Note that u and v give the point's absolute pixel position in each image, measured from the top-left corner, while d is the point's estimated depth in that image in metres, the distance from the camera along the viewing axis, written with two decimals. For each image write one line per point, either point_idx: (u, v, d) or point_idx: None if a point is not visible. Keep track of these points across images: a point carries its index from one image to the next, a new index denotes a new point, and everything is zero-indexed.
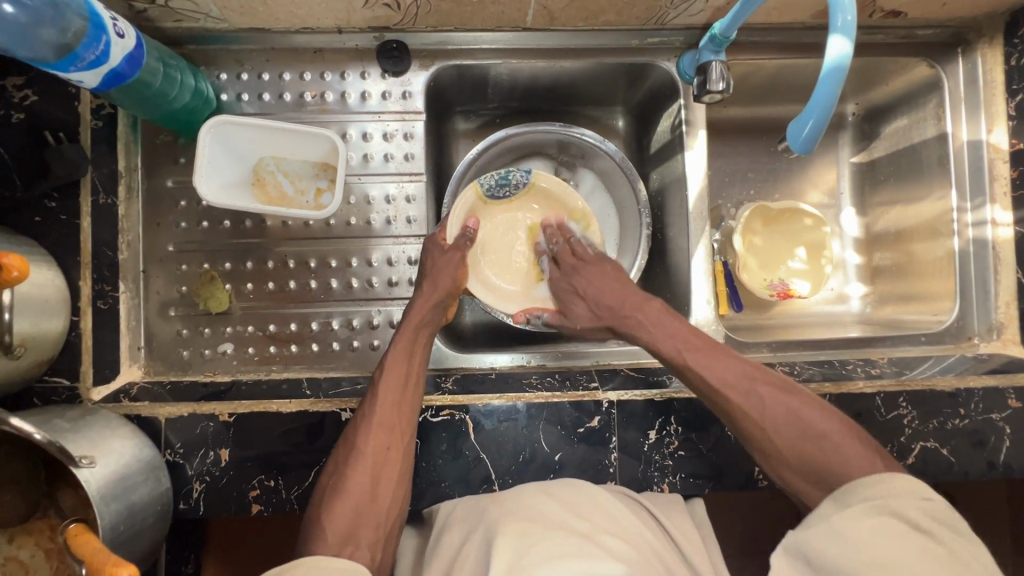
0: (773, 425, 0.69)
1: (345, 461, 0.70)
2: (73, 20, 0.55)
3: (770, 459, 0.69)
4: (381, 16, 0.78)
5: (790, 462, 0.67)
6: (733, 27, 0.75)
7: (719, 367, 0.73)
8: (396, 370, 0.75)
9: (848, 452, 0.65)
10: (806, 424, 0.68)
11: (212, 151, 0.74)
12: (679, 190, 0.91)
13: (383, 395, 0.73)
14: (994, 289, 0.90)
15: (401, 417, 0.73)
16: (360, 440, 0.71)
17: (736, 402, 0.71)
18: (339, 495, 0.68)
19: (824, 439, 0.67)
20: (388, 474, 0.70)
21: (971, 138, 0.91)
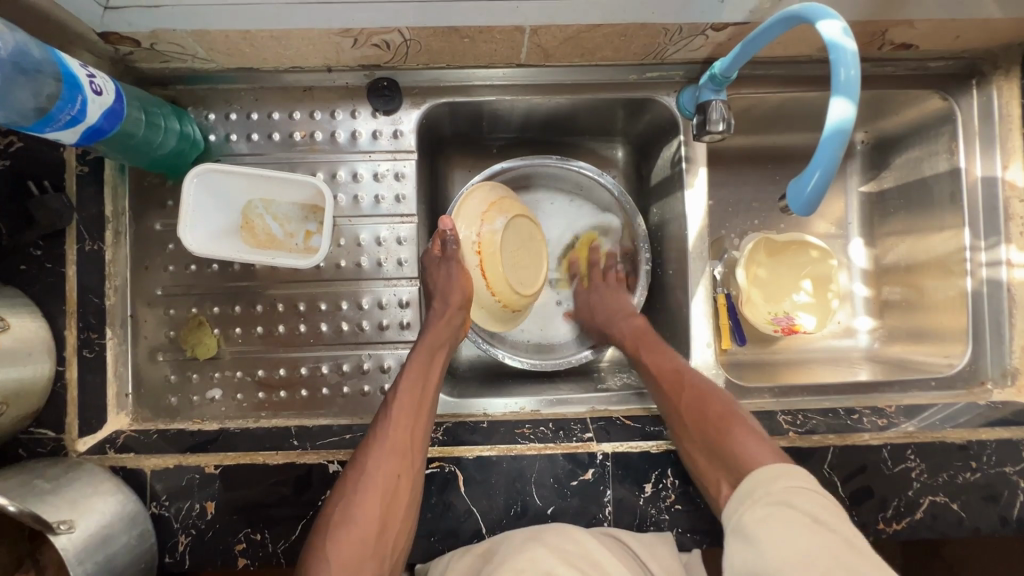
0: (729, 442, 0.66)
1: (354, 485, 0.67)
2: (48, 82, 0.53)
3: (711, 472, 0.67)
4: (370, 56, 0.76)
5: (714, 457, 0.67)
6: (734, 67, 0.72)
7: (692, 386, 0.74)
8: (411, 390, 0.73)
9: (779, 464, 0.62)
10: (729, 421, 0.69)
11: (197, 198, 0.73)
12: (679, 228, 0.88)
13: (397, 418, 0.71)
14: (1008, 332, 0.86)
15: (415, 440, 0.71)
16: (371, 464, 0.68)
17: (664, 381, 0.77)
18: (345, 523, 0.65)
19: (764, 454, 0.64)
20: (399, 502, 0.68)
21: (985, 174, 0.87)
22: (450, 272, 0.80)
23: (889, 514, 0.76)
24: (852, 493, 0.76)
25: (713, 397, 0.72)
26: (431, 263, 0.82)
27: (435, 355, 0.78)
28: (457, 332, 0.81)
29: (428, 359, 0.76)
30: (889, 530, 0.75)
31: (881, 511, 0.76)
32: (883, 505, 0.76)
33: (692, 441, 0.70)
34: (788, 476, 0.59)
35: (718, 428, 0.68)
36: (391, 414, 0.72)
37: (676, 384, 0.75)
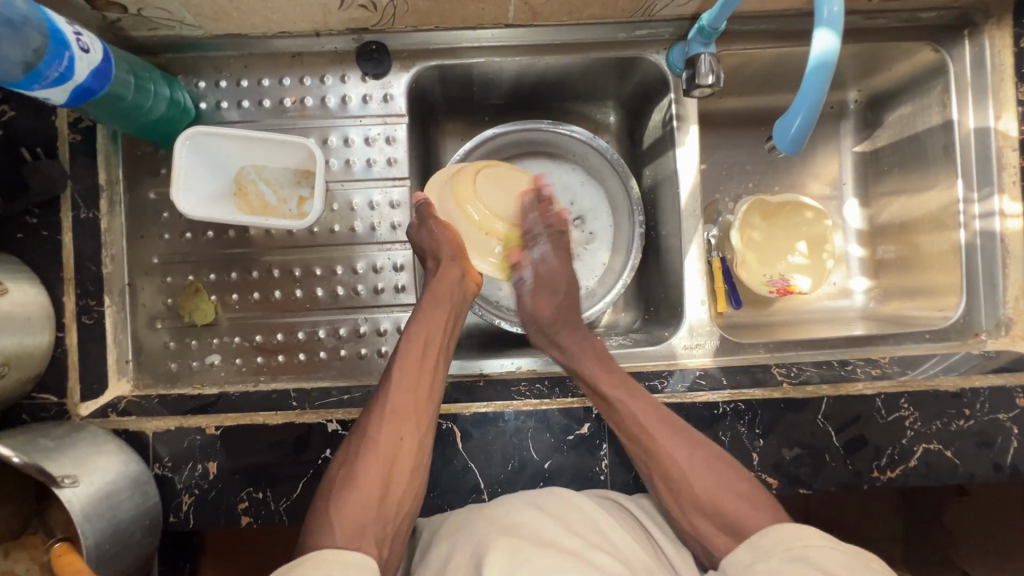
0: (693, 477, 0.67)
1: (358, 450, 0.67)
2: (33, 37, 0.54)
3: (681, 509, 0.67)
4: (358, 18, 0.76)
5: (704, 514, 0.65)
6: (722, 18, 0.72)
7: (649, 418, 0.71)
8: (416, 350, 0.73)
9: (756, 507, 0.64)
10: (727, 481, 0.67)
11: (189, 163, 0.73)
12: (671, 187, 0.89)
13: (398, 384, 0.70)
14: (1002, 283, 0.86)
15: (417, 401, 0.70)
16: (372, 431, 0.68)
17: (658, 437, 0.70)
18: (348, 488, 0.65)
19: (732, 488, 0.66)
20: (400, 466, 0.67)
21: (978, 125, 0.87)
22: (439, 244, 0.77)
23: (882, 463, 0.77)
24: (846, 442, 0.77)
25: (666, 428, 0.71)
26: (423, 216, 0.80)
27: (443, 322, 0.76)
28: (461, 292, 0.78)
29: (435, 321, 0.75)
30: (883, 478, 0.76)
31: (876, 460, 0.77)
32: (877, 454, 0.77)
33: (654, 480, 0.69)
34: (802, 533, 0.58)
35: (679, 466, 0.68)
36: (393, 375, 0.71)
37: (641, 426, 0.71)
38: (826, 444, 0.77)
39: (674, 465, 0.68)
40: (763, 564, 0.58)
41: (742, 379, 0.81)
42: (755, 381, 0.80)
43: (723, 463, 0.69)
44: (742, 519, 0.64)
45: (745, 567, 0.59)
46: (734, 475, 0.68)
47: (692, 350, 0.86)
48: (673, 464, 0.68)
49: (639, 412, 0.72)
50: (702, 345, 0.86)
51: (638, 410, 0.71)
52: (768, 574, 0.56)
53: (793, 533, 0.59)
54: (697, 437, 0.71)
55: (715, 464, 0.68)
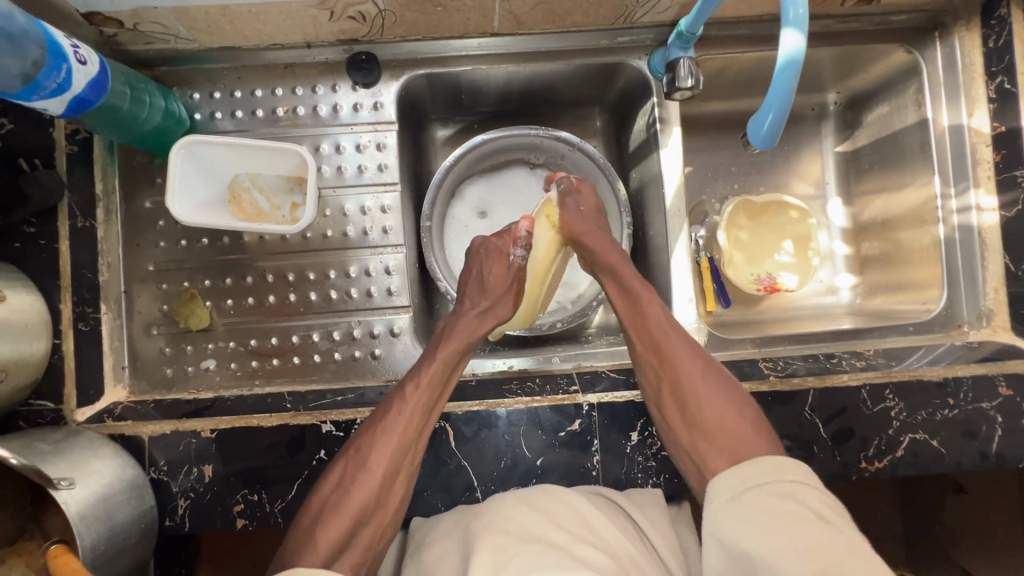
0: (699, 394, 0.71)
1: (354, 473, 0.68)
2: (32, 50, 0.56)
3: (682, 423, 0.71)
4: (348, 29, 0.79)
5: (704, 436, 0.70)
6: (699, 23, 0.75)
7: (669, 328, 0.75)
8: (432, 383, 0.74)
9: (752, 427, 0.69)
10: (742, 415, 0.70)
11: (184, 171, 0.75)
12: (657, 188, 0.91)
13: (409, 415, 0.71)
14: (981, 276, 0.88)
15: (423, 433, 0.72)
16: (374, 454, 0.69)
17: (679, 352, 0.74)
18: (336, 512, 0.66)
19: (738, 410, 0.70)
20: (391, 497, 0.69)
21: (952, 122, 0.89)
22: (511, 276, 0.84)
23: (870, 453, 0.78)
24: (834, 434, 0.78)
25: (688, 354, 0.74)
26: (493, 252, 0.85)
27: (456, 358, 0.78)
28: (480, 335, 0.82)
29: (452, 358, 0.77)
30: (871, 468, 0.77)
31: (863, 450, 0.78)
32: (865, 444, 0.78)
33: (659, 386, 0.74)
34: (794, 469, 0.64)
35: (687, 380, 0.72)
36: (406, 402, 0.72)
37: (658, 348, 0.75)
38: (814, 436, 0.78)
39: (688, 380, 0.72)
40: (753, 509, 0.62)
41: (730, 374, 0.82)
42: (743, 375, 0.82)
43: (735, 396, 0.71)
44: (743, 447, 0.67)
45: (732, 504, 0.63)
46: (744, 408, 0.71)
47: None
48: (686, 381, 0.72)
49: (662, 328, 0.75)
50: None
51: (660, 318, 0.76)
52: (755, 518, 0.60)
53: (794, 480, 0.63)
54: (716, 365, 0.74)
55: (732, 396, 0.71)
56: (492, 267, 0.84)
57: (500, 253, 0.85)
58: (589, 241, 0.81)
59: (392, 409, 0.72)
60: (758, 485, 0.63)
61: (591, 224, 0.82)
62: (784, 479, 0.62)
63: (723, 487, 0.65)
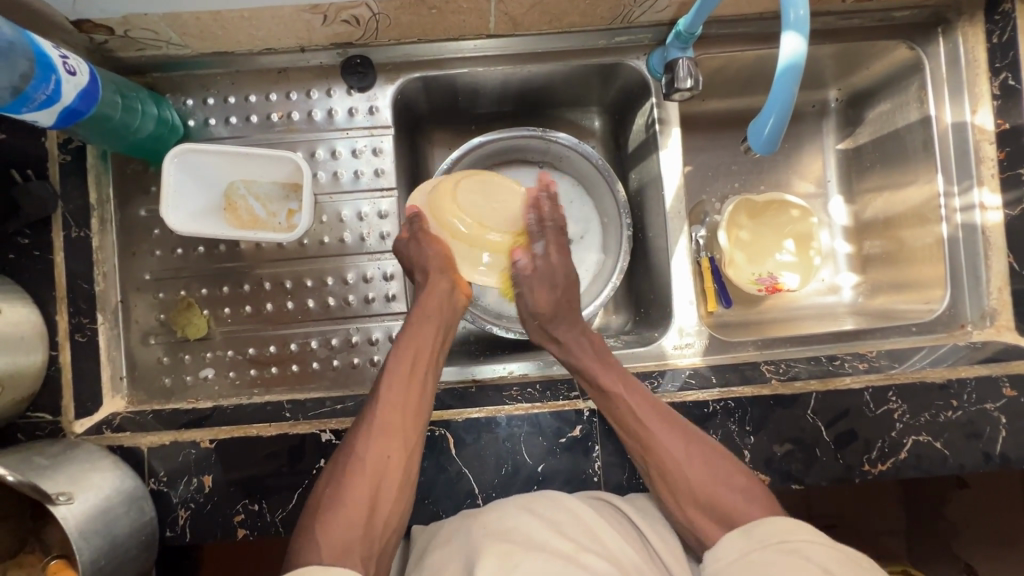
0: (686, 468, 0.70)
1: (346, 466, 0.68)
2: (19, 62, 0.56)
3: (672, 499, 0.70)
4: (342, 33, 0.78)
5: (699, 505, 0.69)
6: (698, 23, 0.73)
7: (639, 407, 0.74)
8: (403, 369, 0.73)
9: (745, 498, 0.68)
10: (729, 483, 0.69)
11: (179, 180, 0.75)
12: (656, 190, 0.90)
13: (393, 399, 0.71)
14: (985, 275, 0.87)
15: (407, 418, 0.71)
16: (364, 445, 0.69)
17: (646, 427, 0.72)
18: (334, 508, 0.65)
19: (724, 482, 0.69)
20: (387, 489, 0.67)
21: (955, 119, 0.88)
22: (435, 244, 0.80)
23: (873, 456, 0.77)
24: (836, 437, 0.77)
25: (663, 425, 0.73)
26: (410, 234, 0.81)
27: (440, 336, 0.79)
28: (457, 305, 0.81)
29: (426, 334, 0.77)
30: (874, 471, 0.77)
31: (866, 453, 0.77)
32: (868, 447, 0.77)
33: (652, 477, 0.72)
34: (795, 528, 0.61)
35: (676, 463, 0.71)
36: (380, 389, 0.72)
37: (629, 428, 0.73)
38: (817, 439, 0.77)
39: (682, 468, 0.70)
40: (758, 552, 0.61)
41: (732, 378, 0.82)
42: (744, 379, 0.81)
43: (716, 463, 0.71)
44: (736, 512, 0.67)
45: (738, 553, 0.62)
46: (729, 476, 0.70)
47: (682, 351, 0.87)
48: (665, 459, 0.71)
49: (631, 408, 0.74)
50: (692, 345, 0.87)
51: (637, 409, 0.74)
52: (763, 563, 0.59)
53: (792, 527, 0.61)
54: (688, 429, 0.73)
55: (711, 460, 0.71)
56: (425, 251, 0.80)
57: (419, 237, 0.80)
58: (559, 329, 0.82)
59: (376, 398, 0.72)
60: (770, 542, 0.61)
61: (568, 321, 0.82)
62: (791, 538, 0.60)
63: (729, 549, 0.63)
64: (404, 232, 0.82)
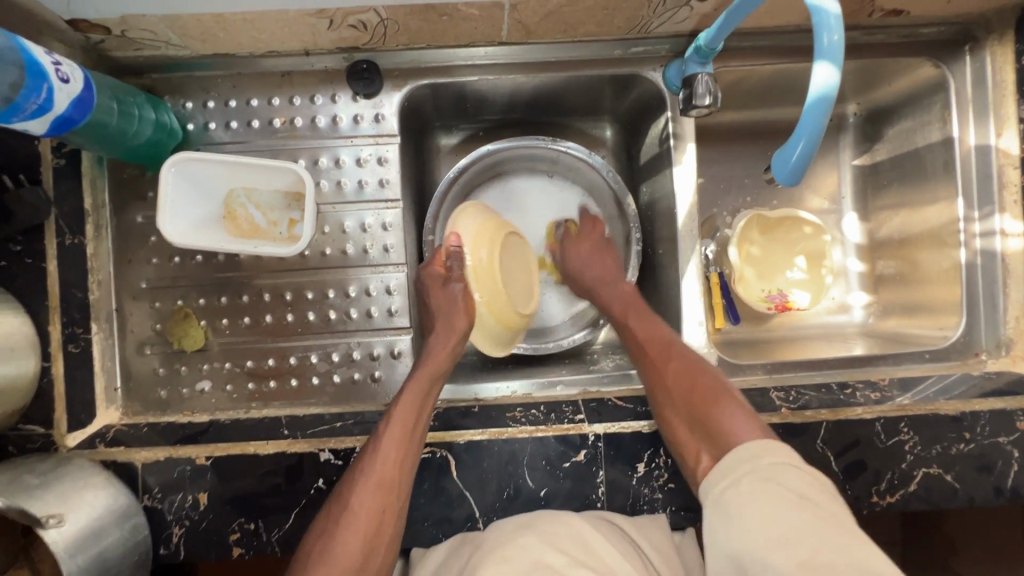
0: (717, 413, 0.67)
1: (337, 520, 0.65)
2: (9, 71, 0.53)
3: (676, 425, 0.69)
4: (348, 37, 0.75)
5: (697, 428, 0.67)
6: (719, 38, 0.70)
7: (650, 336, 0.78)
8: (403, 422, 0.69)
9: (744, 424, 0.65)
10: (727, 400, 0.68)
11: (175, 188, 0.72)
12: (668, 206, 0.87)
13: (385, 455, 0.67)
14: (1002, 303, 0.85)
15: (403, 475, 0.68)
16: (355, 501, 0.65)
17: (659, 350, 0.76)
18: (323, 563, 0.62)
19: (723, 405, 0.68)
20: (378, 545, 0.65)
21: (979, 142, 0.85)
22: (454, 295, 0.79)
23: (882, 487, 0.76)
24: (845, 467, 0.76)
25: (673, 353, 0.75)
26: (432, 280, 0.81)
27: (430, 385, 0.74)
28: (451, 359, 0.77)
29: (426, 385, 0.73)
30: (882, 503, 0.75)
31: (875, 484, 0.76)
32: (877, 478, 0.76)
33: (659, 409, 0.72)
34: (769, 451, 0.61)
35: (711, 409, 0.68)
36: (378, 443, 0.68)
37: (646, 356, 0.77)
38: (825, 469, 0.76)
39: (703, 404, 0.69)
40: (729, 486, 0.60)
41: None
42: (753, 405, 0.79)
43: (722, 389, 0.70)
44: (730, 435, 0.65)
45: (716, 489, 0.61)
46: (730, 404, 0.68)
47: None
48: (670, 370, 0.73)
49: (647, 337, 0.78)
50: None
51: (649, 334, 0.78)
52: (739, 497, 0.58)
53: (766, 452, 0.61)
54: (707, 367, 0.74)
55: (716, 393, 0.70)
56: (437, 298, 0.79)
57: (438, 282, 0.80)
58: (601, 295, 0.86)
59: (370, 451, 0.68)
60: (741, 471, 0.60)
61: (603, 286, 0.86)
62: (763, 462, 0.60)
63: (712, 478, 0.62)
64: (423, 279, 0.82)
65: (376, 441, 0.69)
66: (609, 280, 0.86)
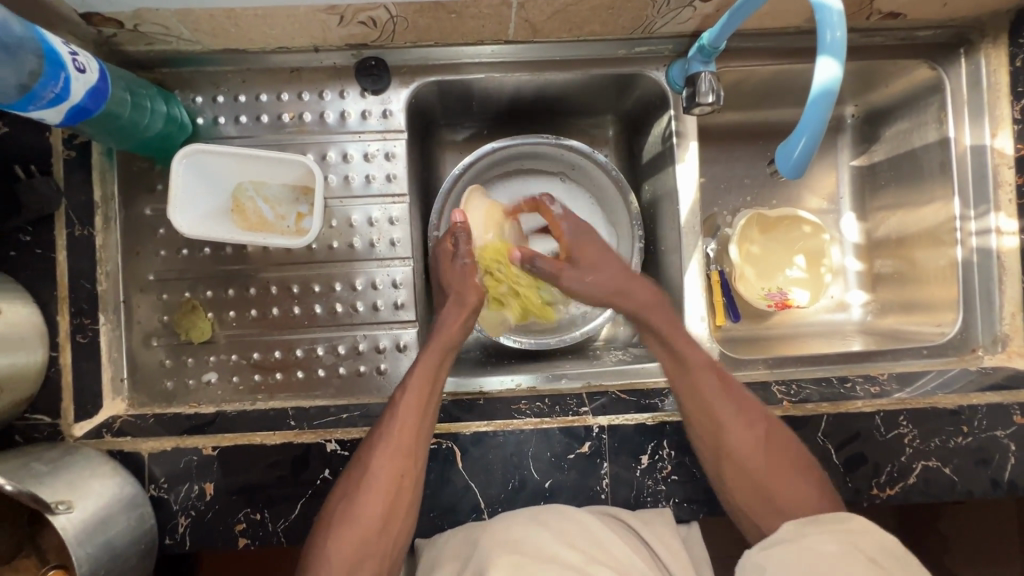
0: (783, 481, 0.69)
1: (357, 484, 0.67)
2: (28, 59, 0.54)
3: (738, 489, 0.70)
4: (358, 34, 0.76)
5: (762, 495, 0.69)
6: (722, 38, 0.72)
7: (712, 393, 0.73)
8: (419, 392, 0.71)
9: (803, 484, 0.69)
10: (785, 461, 0.70)
11: (186, 180, 0.73)
12: (671, 203, 0.88)
13: (401, 422, 0.69)
14: (998, 300, 0.87)
15: (419, 443, 0.69)
16: (373, 465, 0.67)
17: (716, 411, 0.72)
18: (347, 525, 0.65)
19: (790, 471, 0.69)
20: (398, 506, 0.67)
21: (974, 142, 0.87)
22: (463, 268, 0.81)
23: (882, 480, 0.77)
24: (846, 460, 0.77)
25: (729, 405, 0.73)
26: (443, 256, 0.84)
27: (446, 354, 0.76)
28: (460, 335, 0.78)
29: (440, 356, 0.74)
30: (882, 495, 0.76)
31: (875, 477, 0.77)
32: (877, 471, 0.77)
33: (702, 447, 0.73)
34: (840, 516, 0.60)
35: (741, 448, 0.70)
36: (394, 410, 0.70)
37: (701, 409, 0.73)
38: (826, 461, 0.77)
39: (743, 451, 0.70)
40: (806, 539, 0.58)
41: None
42: (755, 399, 0.80)
43: (774, 443, 0.71)
44: (790, 501, 0.68)
45: (785, 537, 0.60)
46: (789, 462, 0.70)
47: None
48: (721, 420, 0.72)
49: (707, 389, 0.73)
50: None
51: (706, 384, 0.73)
52: (809, 547, 0.57)
53: (836, 518, 0.60)
54: (756, 412, 0.73)
55: (784, 450, 0.71)
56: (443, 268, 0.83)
57: (446, 255, 0.83)
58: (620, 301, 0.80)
59: (387, 417, 0.70)
60: (821, 530, 0.59)
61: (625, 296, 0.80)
62: (837, 529, 0.58)
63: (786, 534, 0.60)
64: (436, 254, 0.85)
65: (392, 409, 0.70)
66: (652, 304, 0.79)
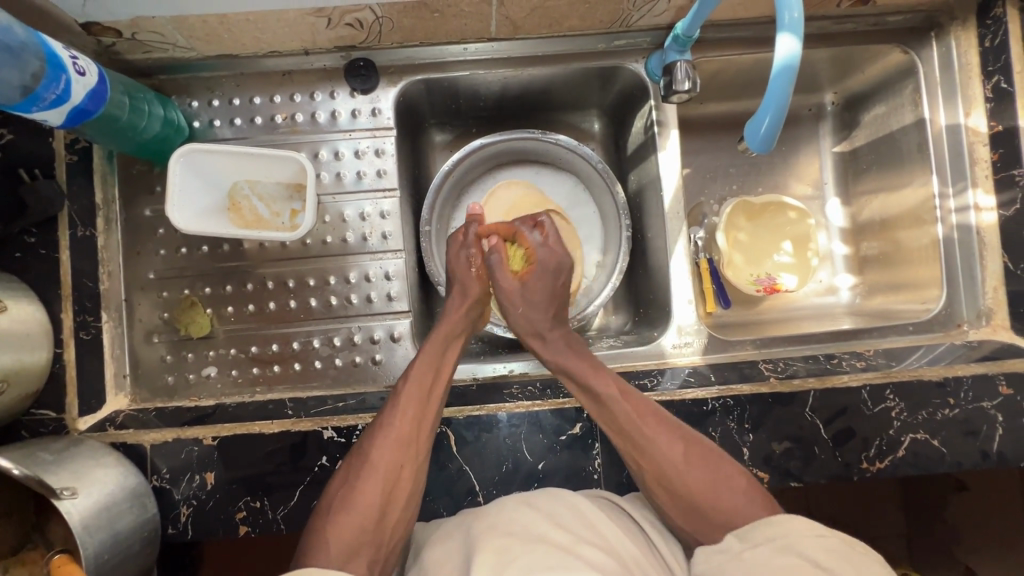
0: (719, 496, 0.68)
1: (357, 471, 0.69)
2: (31, 62, 0.57)
3: (676, 511, 0.70)
4: (345, 36, 0.79)
5: (700, 514, 0.68)
6: (695, 27, 0.75)
7: (634, 418, 0.72)
8: (423, 381, 0.74)
9: (745, 498, 0.68)
10: (722, 476, 0.69)
11: (185, 180, 0.76)
12: (655, 190, 0.91)
13: (405, 409, 0.71)
14: (981, 275, 0.88)
15: (421, 432, 0.72)
16: (375, 454, 0.69)
17: (644, 437, 0.71)
18: (345, 511, 0.66)
19: (726, 484, 0.68)
20: (399, 494, 0.69)
21: (949, 122, 0.90)
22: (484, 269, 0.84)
23: (871, 454, 0.78)
24: (835, 434, 0.78)
25: (658, 429, 0.72)
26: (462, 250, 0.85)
27: (447, 348, 0.79)
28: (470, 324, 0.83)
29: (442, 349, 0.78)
30: (873, 468, 0.77)
31: (864, 451, 0.78)
32: (866, 445, 0.78)
33: (649, 486, 0.71)
34: (788, 517, 0.62)
35: (672, 468, 0.69)
36: (398, 401, 0.72)
37: (622, 434, 0.72)
38: (815, 436, 0.78)
39: (669, 467, 0.70)
40: (750, 552, 0.61)
41: (731, 376, 0.82)
42: (743, 377, 0.82)
43: (714, 465, 0.70)
44: (734, 515, 0.67)
45: (732, 556, 0.62)
46: (727, 474, 0.69)
47: (681, 349, 0.88)
48: (665, 469, 0.70)
49: (627, 418, 0.72)
50: (691, 344, 0.88)
51: (629, 414, 0.72)
52: (756, 561, 0.60)
53: (782, 521, 0.62)
54: (686, 433, 0.72)
55: (705, 459, 0.70)
56: (464, 270, 0.84)
57: (471, 257, 0.84)
58: (549, 331, 0.81)
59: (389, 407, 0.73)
60: (763, 539, 0.61)
61: (542, 335, 0.81)
62: (787, 530, 0.61)
63: (725, 548, 0.63)
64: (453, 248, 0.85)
65: (396, 399, 0.73)
66: (564, 350, 0.79)
